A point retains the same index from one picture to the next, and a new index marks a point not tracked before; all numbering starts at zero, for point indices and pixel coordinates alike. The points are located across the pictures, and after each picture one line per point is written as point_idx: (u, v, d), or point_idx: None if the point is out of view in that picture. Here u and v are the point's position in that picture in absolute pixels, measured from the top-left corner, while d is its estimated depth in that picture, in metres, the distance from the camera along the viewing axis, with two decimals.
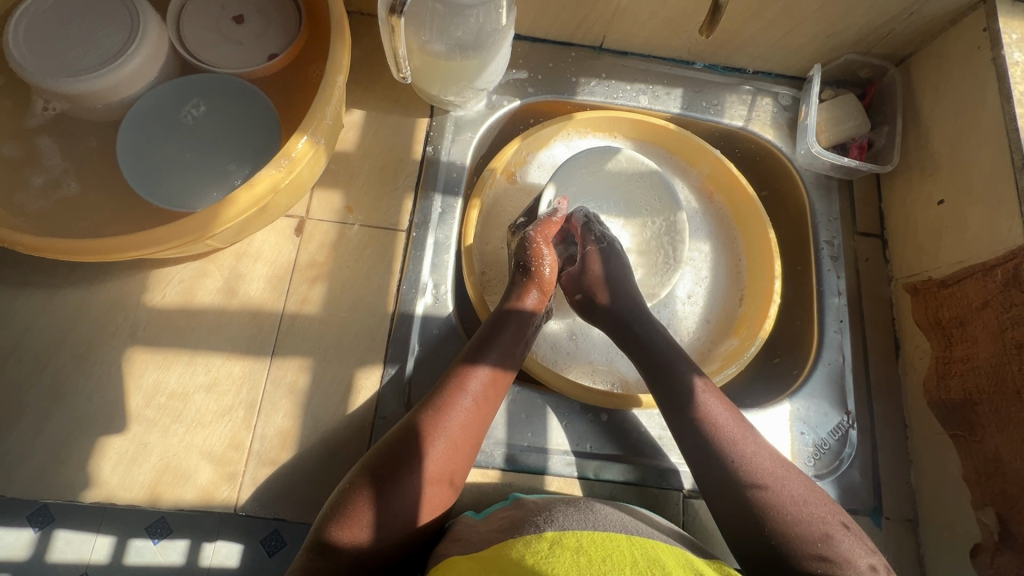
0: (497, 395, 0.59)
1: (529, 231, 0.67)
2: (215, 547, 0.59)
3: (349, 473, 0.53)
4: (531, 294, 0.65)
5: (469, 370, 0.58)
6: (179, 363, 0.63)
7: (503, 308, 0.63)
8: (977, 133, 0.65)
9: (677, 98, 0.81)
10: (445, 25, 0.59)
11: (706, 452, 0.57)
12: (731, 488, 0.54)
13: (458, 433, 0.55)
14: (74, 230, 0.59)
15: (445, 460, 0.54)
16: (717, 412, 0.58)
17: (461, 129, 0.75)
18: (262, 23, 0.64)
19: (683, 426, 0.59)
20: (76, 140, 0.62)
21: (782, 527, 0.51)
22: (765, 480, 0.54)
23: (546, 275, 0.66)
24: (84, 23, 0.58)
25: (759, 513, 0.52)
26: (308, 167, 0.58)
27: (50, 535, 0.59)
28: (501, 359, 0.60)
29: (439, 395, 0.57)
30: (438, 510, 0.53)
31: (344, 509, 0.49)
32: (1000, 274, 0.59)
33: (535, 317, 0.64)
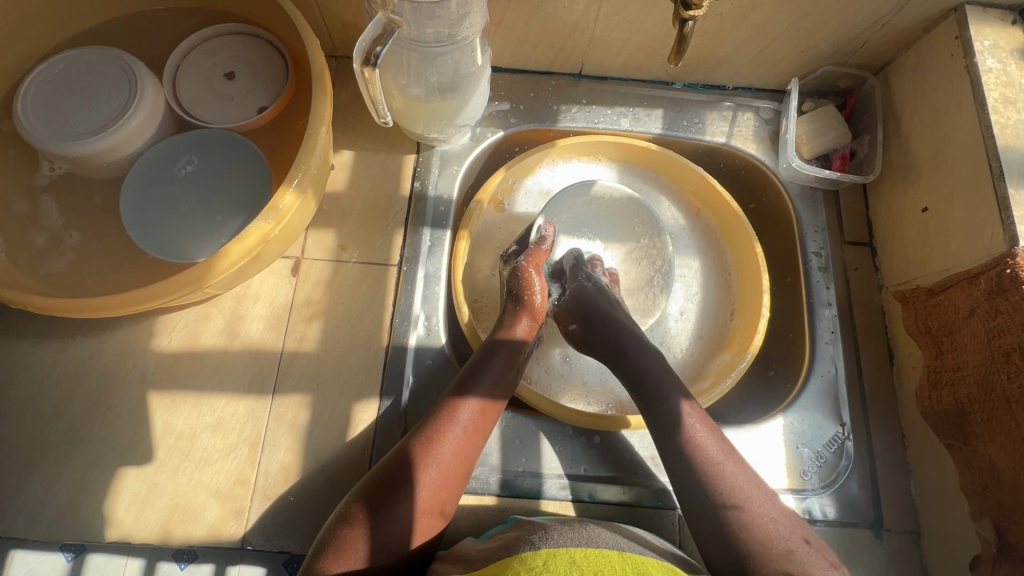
0: (487, 425, 0.61)
1: (520, 262, 0.69)
2: (239, 570, 0.61)
3: (340, 507, 0.55)
4: (522, 324, 0.67)
5: (459, 402, 0.60)
6: (187, 404, 0.66)
7: (496, 337, 0.65)
8: (955, 140, 0.65)
9: (658, 119, 0.82)
10: (422, 71, 0.62)
11: (684, 475, 0.58)
12: (701, 505, 0.56)
13: (450, 463, 0.57)
14: (81, 285, 0.62)
15: (438, 490, 0.56)
16: (695, 430, 0.60)
17: (447, 163, 0.78)
18: (251, 77, 0.68)
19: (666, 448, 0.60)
20: (81, 198, 0.65)
21: (754, 546, 0.53)
22: (735, 499, 0.56)
23: (536, 303, 0.68)
24: (88, 91, 0.62)
25: (728, 532, 0.54)
26: (297, 214, 0.62)
27: (83, 561, 0.61)
28: (490, 389, 0.62)
29: (431, 425, 0.58)
30: (428, 538, 0.56)
31: (338, 541, 0.51)
32: (983, 283, 0.58)
33: (525, 345, 0.66)
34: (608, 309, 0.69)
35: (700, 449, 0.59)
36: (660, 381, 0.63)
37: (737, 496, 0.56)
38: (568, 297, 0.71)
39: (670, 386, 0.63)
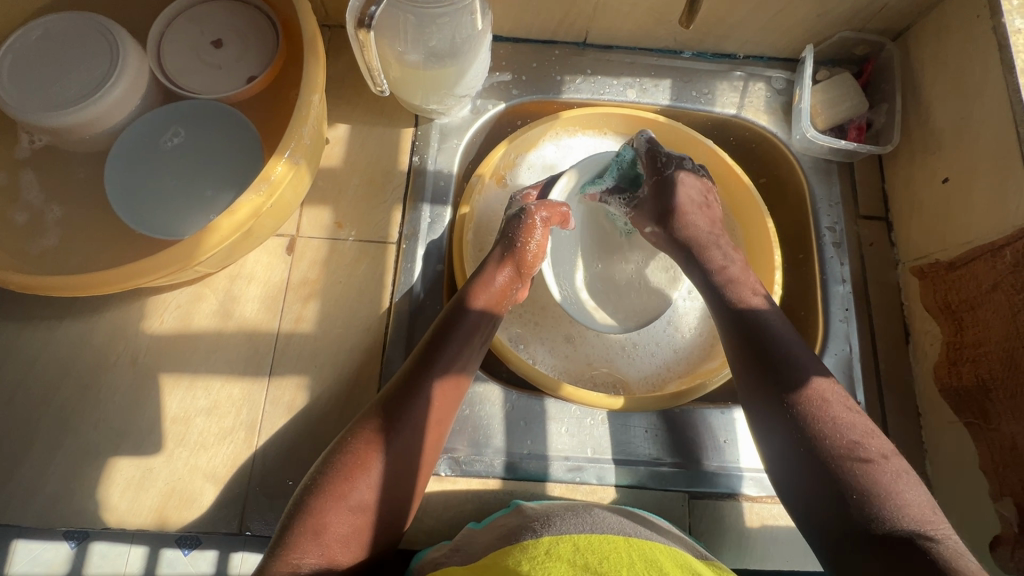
0: (455, 397, 0.59)
1: (530, 206, 0.67)
2: (242, 557, 0.64)
3: (304, 481, 0.53)
4: (503, 272, 0.64)
5: (421, 378, 0.57)
6: (181, 387, 0.64)
7: (466, 296, 0.62)
8: (980, 106, 0.62)
9: (666, 90, 0.79)
10: (419, 35, 0.59)
11: (799, 431, 0.52)
12: (824, 459, 0.50)
13: (421, 438, 0.55)
14: (67, 264, 0.60)
15: (407, 466, 0.54)
16: (844, 412, 0.52)
17: (447, 137, 0.75)
18: (239, 44, 0.64)
19: (769, 402, 0.54)
20: (63, 173, 0.62)
21: (878, 502, 0.48)
22: (866, 461, 0.50)
23: (528, 255, 0.65)
24: (65, 58, 0.59)
25: (859, 495, 0.48)
26: (290, 188, 0.59)
27: (86, 548, 0.64)
28: (452, 362, 0.58)
29: (397, 395, 0.56)
30: (397, 520, 0.54)
31: (301, 528, 0.49)
32: (1009, 255, 0.57)
33: (495, 312, 0.63)
34: (685, 203, 0.66)
35: (840, 431, 0.51)
36: (776, 331, 0.57)
37: (885, 490, 0.48)
38: (648, 194, 0.68)
39: (801, 358, 0.55)
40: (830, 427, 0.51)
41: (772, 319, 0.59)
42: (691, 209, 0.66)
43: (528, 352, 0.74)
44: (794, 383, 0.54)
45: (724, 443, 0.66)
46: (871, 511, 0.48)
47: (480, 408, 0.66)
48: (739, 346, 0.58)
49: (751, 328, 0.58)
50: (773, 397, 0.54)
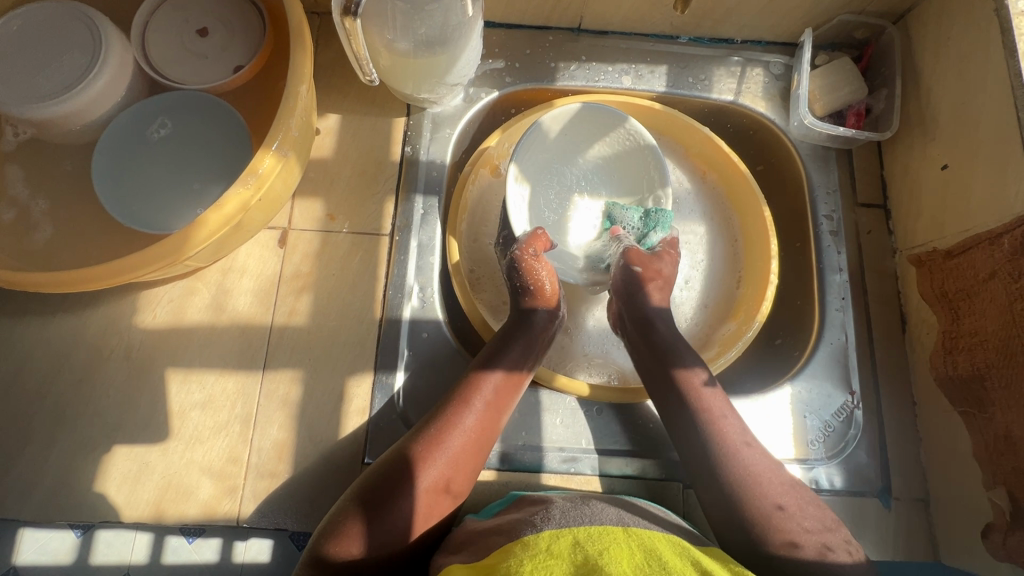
0: (509, 403, 0.59)
1: (516, 252, 0.64)
2: (246, 545, 0.63)
3: (349, 490, 0.53)
4: (538, 311, 0.64)
5: (480, 376, 0.59)
6: (175, 382, 0.64)
7: (527, 304, 0.64)
8: (980, 91, 0.61)
9: (661, 76, 0.78)
10: (409, 21, 0.58)
11: (684, 423, 0.58)
12: (698, 450, 0.56)
13: (466, 443, 0.55)
14: (56, 259, 0.59)
15: (452, 467, 0.54)
16: (719, 410, 0.58)
17: (440, 127, 0.74)
18: (225, 34, 0.63)
19: (666, 393, 0.60)
20: (50, 166, 0.62)
21: (742, 497, 0.53)
22: (733, 459, 0.55)
23: (547, 291, 0.64)
24: (47, 48, 0.58)
25: (730, 489, 0.53)
26: (279, 180, 0.58)
27: (92, 537, 0.64)
28: (513, 364, 0.60)
29: (454, 399, 0.57)
30: (438, 517, 0.53)
31: (346, 515, 0.50)
32: (1007, 243, 0.56)
33: (549, 327, 0.64)
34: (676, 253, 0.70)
35: (719, 428, 0.57)
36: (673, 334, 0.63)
37: (762, 486, 0.53)
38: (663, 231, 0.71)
39: (684, 351, 0.62)
40: (715, 423, 0.57)
41: (668, 321, 0.64)
42: (654, 282, 0.65)
43: None
44: (685, 381, 0.59)
45: None
46: (737, 504, 0.52)
47: None
48: (639, 346, 0.63)
49: (654, 334, 0.63)
50: (671, 395, 0.60)
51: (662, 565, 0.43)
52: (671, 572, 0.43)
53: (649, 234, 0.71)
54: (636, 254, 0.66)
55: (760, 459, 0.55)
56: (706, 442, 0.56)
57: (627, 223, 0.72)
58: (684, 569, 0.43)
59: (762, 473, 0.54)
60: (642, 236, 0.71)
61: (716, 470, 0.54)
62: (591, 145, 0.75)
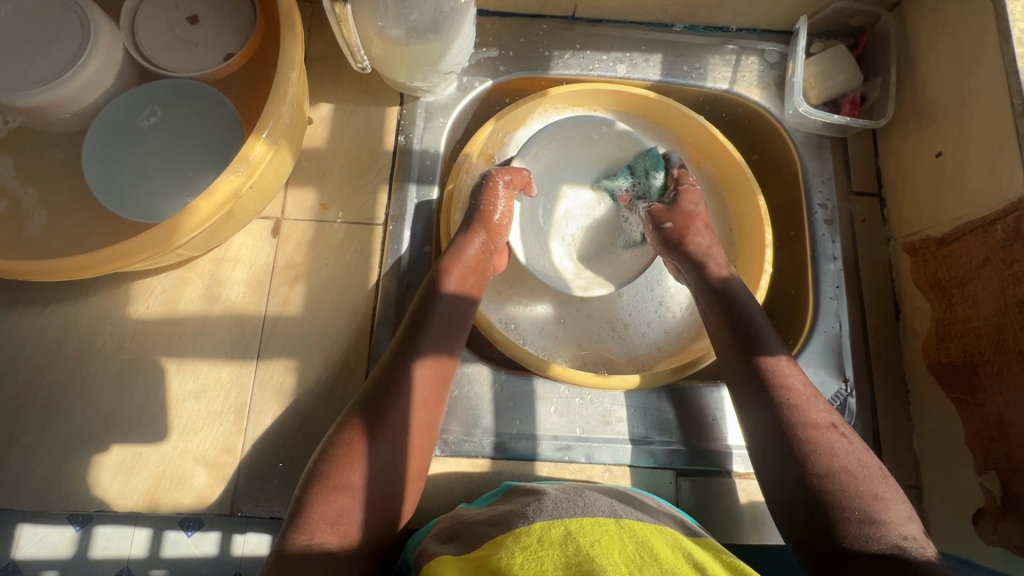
0: (443, 385, 0.59)
1: (491, 171, 0.69)
2: (246, 537, 0.64)
3: (302, 480, 0.52)
4: (478, 238, 0.65)
5: (409, 364, 0.57)
6: (168, 372, 0.64)
7: (444, 265, 0.62)
8: (975, 77, 0.61)
9: (656, 64, 0.77)
10: (401, 9, 0.57)
11: (761, 398, 0.55)
12: (784, 428, 0.53)
13: (410, 427, 0.55)
14: (47, 250, 0.59)
15: (406, 454, 0.54)
16: (795, 388, 0.55)
17: (433, 116, 0.73)
18: (215, 21, 0.63)
19: (741, 365, 0.57)
20: (39, 156, 0.61)
21: (824, 480, 0.50)
22: (814, 439, 0.52)
23: (495, 219, 0.67)
24: (34, 35, 0.57)
25: (812, 470, 0.51)
26: (271, 168, 0.58)
27: (91, 531, 0.65)
28: (438, 346, 0.59)
29: (382, 390, 0.55)
30: (410, 506, 0.55)
31: (312, 518, 0.49)
32: (1000, 230, 0.56)
33: (464, 295, 0.62)
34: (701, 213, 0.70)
35: (800, 402, 0.54)
36: (748, 307, 0.60)
37: (838, 463, 0.51)
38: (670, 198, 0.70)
39: (767, 332, 0.58)
40: (794, 398, 0.54)
41: (739, 292, 0.62)
42: (692, 230, 0.67)
43: (518, 332, 0.73)
44: (760, 354, 0.57)
45: (712, 422, 0.67)
46: (818, 486, 0.50)
47: (469, 389, 0.66)
48: (719, 320, 0.61)
49: (730, 305, 0.60)
50: (748, 368, 0.57)
51: (652, 557, 0.44)
52: (663, 565, 0.43)
53: (651, 178, 0.73)
54: (661, 212, 0.70)
55: (839, 439, 0.52)
56: (779, 417, 0.53)
57: (625, 185, 0.75)
58: (677, 563, 0.44)
59: (848, 462, 0.51)
60: (647, 186, 0.73)
61: (797, 449, 0.52)
62: (568, 153, 0.77)
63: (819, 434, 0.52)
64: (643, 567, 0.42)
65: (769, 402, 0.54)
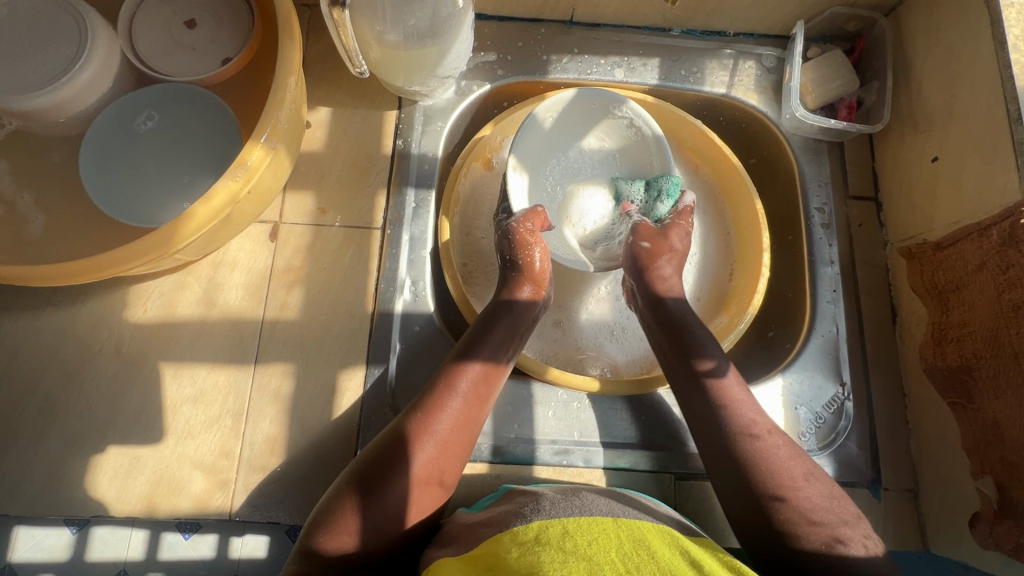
0: (489, 392, 0.59)
1: (511, 224, 0.65)
2: (243, 540, 0.64)
3: (337, 479, 0.53)
4: (525, 289, 0.65)
5: (461, 368, 0.58)
6: (166, 376, 0.64)
7: (503, 296, 0.64)
8: (971, 83, 0.61)
9: (654, 69, 0.77)
10: (398, 13, 0.58)
11: (699, 407, 0.57)
12: (722, 435, 0.54)
13: (450, 435, 0.55)
14: (44, 254, 0.59)
15: (434, 458, 0.53)
16: (733, 397, 0.56)
17: (431, 120, 0.73)
18: (213, 26, 0.63)
19: (682, 377, 0.59)
20: (36, 160, 0.61)
21: (763, 484, 0.51)
22: (752, 445, 0.53)
23: (536, 268, 0.66)
24: (32, 39, 0.57)
25: (750, 476, 0.52)
26: (269, 172, 0.58)
27: (88, 534, 0.64)
28: (490, 355, 0.60)
29: (428, 395, 0.56)
30: (427, 510, 0.53)
31: (331, 518, 0.49)
32: (996, 234, 0.56)
33: (531, 307, 0.65)
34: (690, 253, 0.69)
35: (733, 409, 0.55)
36: (693, 322, 0.62)
37: (783, 470, 0.51)
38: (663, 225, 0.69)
39: (706, 342, 0.60)
40: (730, 407, 0.55)
41: (684, 307, 0.64)
42: (666, 258, 0.66)
43: None
44: (700, 365, 0.58)
45: None
46: (757, 491, 0.51)
47: None
48: (664, 337, 0.62)
49: (676, 317, 0.62)
50: (688, 377, 0.59)
51: (648, 554, 0.44)
52: (660, 562, 0.43)
53: (659, 204, 0.71)
54: (646, 232, 0.67)
55: (783, 449, 0.53)
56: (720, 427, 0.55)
57: (635, 196, 0.73)
58: (673, 560, 0.44)
59: (784, 464, 0.52)
60: (652, 207, 0.72)
61: (734, 454, 0.53)
62: (591, 128, 0.75)
63: (759, 440, 0.53)
64: (638, 563, 0.42)
65: (708, 412, 0.56)
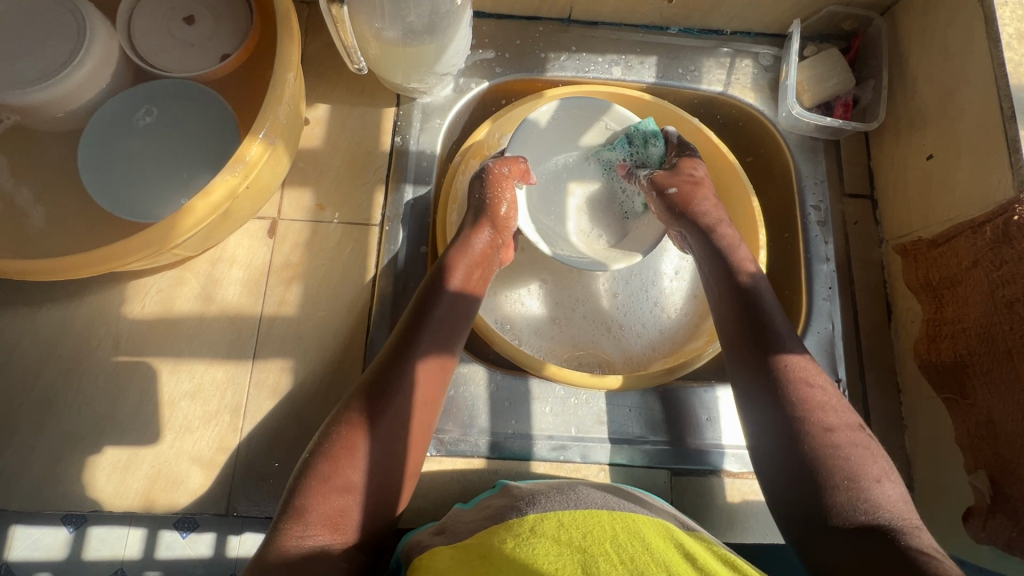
0: (443, 378, 0.59)
1: (489, 163, 0.67)
2: (241, 538, 0.65)
3: (294, 472, 0.51)
4: (483, 233, 0.65)
5: (408, 356, 0.57)
6: (164, 372, 0.64)
7: (452, 255, 0.63)
8: (965, 81, 0.62)
9: (651, 67, 0.78)
10: (397, 10, 0.58)
11: (769, 381, 0.55)
12: (789, 412, 0.53)
13: (410, 419, 0.55)
14: (43, 250, 0.59)
15: (405, 448, 0.54)
16: (802, 377, 0.55)
17: (429, 117, 0.73)
18: (212, 22, 0.63)
19: (749, 349, 0.57)
20: (35, 155, 0.61)
21: (825, 467, 0.50)
22: (816, 426, 0.52)
23: (500, 212, 0.67)
24: (30, 34, 0.57)
25: (813, 457, 0.51)
26: (267, 168, 0.58)
27: (84, 533, 0.64)
28: (437, 339, 0.59)
29: (377, 380, 0.55)
30: (404, 498, 0.55)
31: (305, 514, 0.48)
32: (990, 231, 0.56)
33: (485, 259, 0.65)
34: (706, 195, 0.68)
35: (802, 388, 0.54)
36: (764, 295, 0.60)
37: (854, 465, 0.50)
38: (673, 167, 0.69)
39: (779, 320, 0.58)
40: (798, 385, 0.54)
41: (760, 281, 0.61)
42: (700, 193, 0.67)
43: (513, 332, 0.74)
44: (771, 340, 0.57)
45: (706, 421, 0.67)
46: (818, 472, 0.50)
47: (465, 389, 0.66)
48: (739, 319, 0.59)
49: (740, 286, 0.60)
50: (756, 350, 0.57)
51: (643, 545, 0.44)
52: (655, 553, 0.43)
53: (650, 148, 0.72)
54: (665, 177, 0.68)
55: (860, 445, 0.52)
56: (798, 423, 0.53)
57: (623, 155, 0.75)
58: (669, 552, 0.44)
59: (848, 448, 0.51)
60: (646, 155, 0.73)
61: (798, 432, 0.52)
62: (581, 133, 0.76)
63: (825, 421, 0.53)
64: (635, 555, 0.43)
65: (775, 387, 0.55)
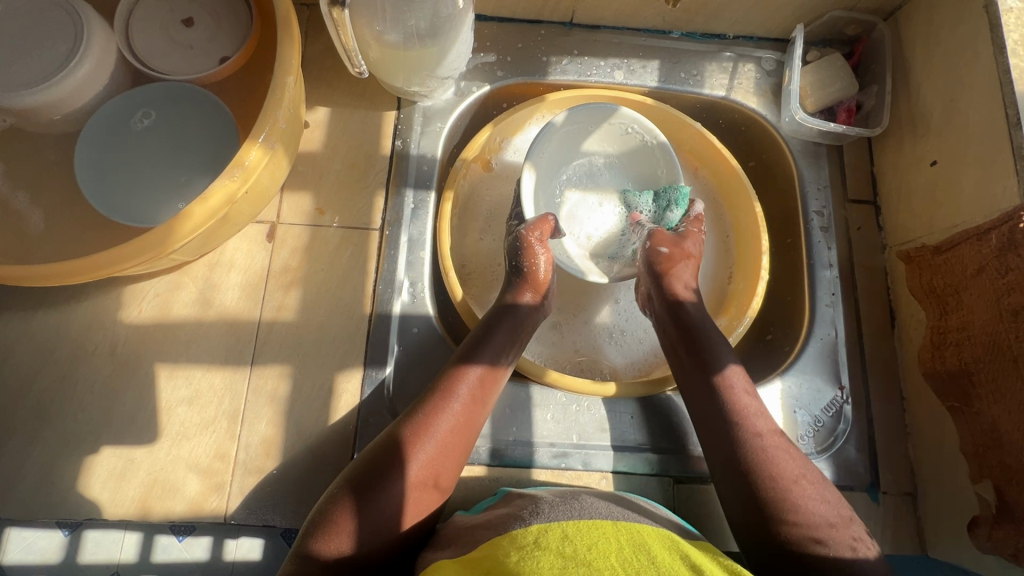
0: (490, 395, 0.59)
1: (522, 230, 0.65)
2: (237, 543, 0.68)
3: (336, 480, 0.53)
4: (525, 295, 0.65)
5: (462, 369, 0.58)
6: (161, 377, 0.63)
7: (505, 301, 0.64)
8: (970, 87, 0.61)
9: (653, 71, 0.77)
10: (399, 13, 0.57)
11: (710, 407, 0.58)
12: (725, 435, 0.56)
13: (451, 432, 0.55)
14: (39, 253, 0.58)
15: (434, 463, 0.54)
16: (740, 398, 0.57)
17: (430, 121, 0.73)
18: (211, 24, 0.62)
19: (690, 375, 0.60)
20: (31, 158, 0.60)
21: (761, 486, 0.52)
22: (753, 447, 0.54)
23: (539, 275, 0.65)
24: (27, 35, 0.56)
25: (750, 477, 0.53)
26: (267, 172, 0.57)
27: (81, 536, 0.69)
28: (492, 358, 0.60)
29: (431, 397, 0.56)
30: (427, 511, 0.53)
31: (328, 521, 0.49)
32: (995, 238, 0.56)
33: (533, 315, 0.64)
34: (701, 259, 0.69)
35: (737, 409, 0.57)
36: (700, 319, 0.63)
37: (776, 471, 0.53)
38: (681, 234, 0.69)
39: (717, 343, 0.61)
40: (737, 409, 0.57)
41: (698, 310, 0.64)
42: (684, 263, 0.66)
43: None
44: (711, 364, 0.59)
45: None
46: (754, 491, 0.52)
47: None
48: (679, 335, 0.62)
49: (681, 314, 0.63)
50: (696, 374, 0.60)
51: (649, 559, 0.43)
52: (660, 567, 0.43)
53: (669, 213, 0.72)
54: (662, 237, 0.67)
55: (783, 450, 0.54)
56: (730, 433, 0.56)
57: (644, 206, 0.73)
58: (674, 565, 0.43)
59: (782, 465, 0.53)
60: (663, 215, 0.72)
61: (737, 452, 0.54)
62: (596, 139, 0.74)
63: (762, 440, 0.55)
64: (639, 569, 0.42)
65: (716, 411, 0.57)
